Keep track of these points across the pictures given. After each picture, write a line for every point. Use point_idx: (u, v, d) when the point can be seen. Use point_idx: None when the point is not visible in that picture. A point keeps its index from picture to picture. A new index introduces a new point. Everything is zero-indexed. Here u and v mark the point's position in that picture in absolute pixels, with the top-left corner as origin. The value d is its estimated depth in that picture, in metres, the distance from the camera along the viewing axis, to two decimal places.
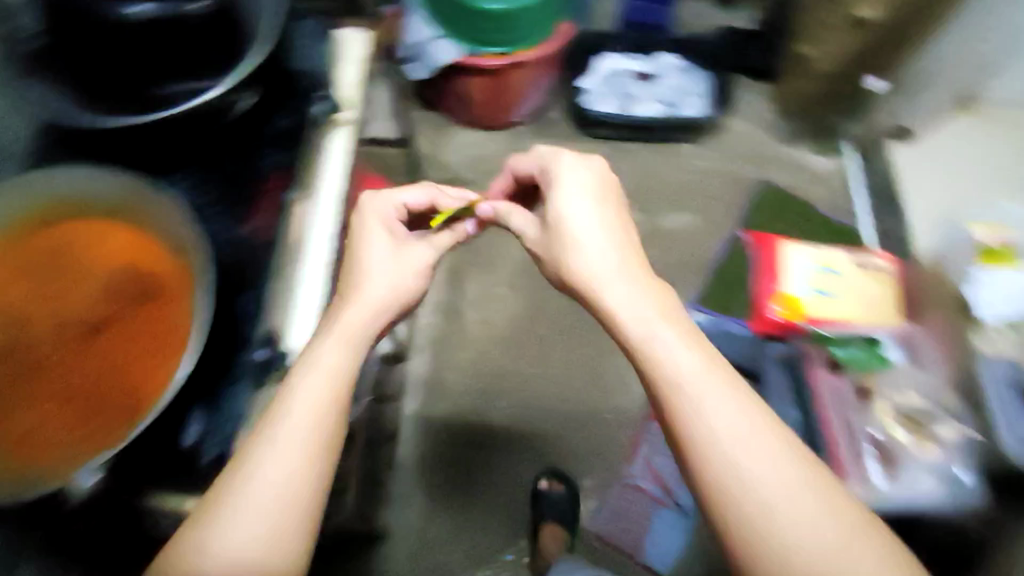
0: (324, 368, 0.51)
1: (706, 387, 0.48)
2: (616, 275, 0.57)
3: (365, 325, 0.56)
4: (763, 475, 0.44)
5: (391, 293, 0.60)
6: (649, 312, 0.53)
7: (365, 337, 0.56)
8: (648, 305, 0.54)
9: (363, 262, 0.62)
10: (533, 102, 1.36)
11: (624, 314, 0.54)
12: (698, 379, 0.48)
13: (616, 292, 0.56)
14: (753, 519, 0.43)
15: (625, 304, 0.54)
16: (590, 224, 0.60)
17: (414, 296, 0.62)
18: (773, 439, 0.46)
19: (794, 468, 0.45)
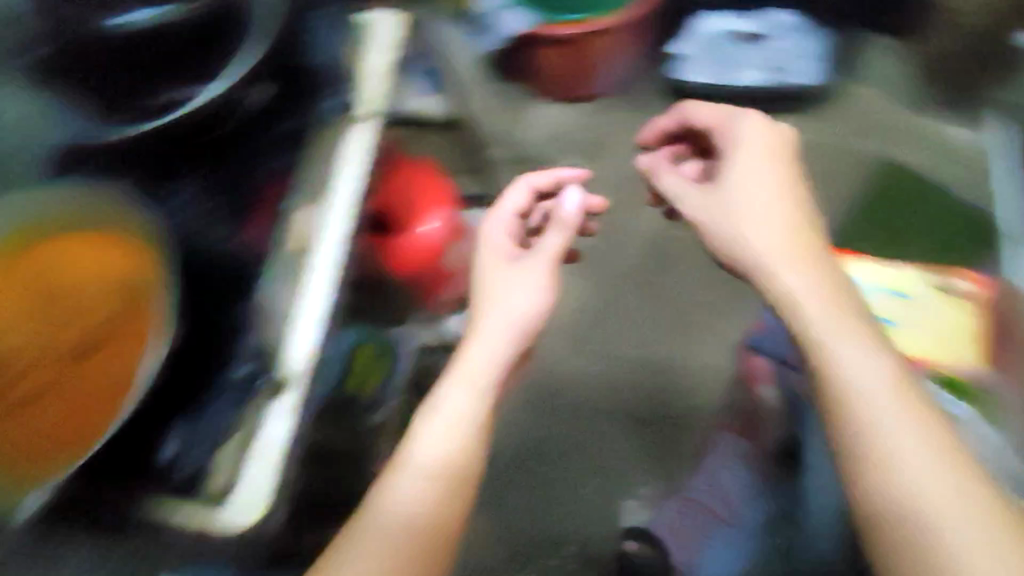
0: (455, 395, 0.46)
1: (848, 349, 0.41)
2: (757, 161, 0.50)
3: (510, 336, 0.50)
4: (894, 417, 0.38)
5: (518, 320, 0.50)
6: (755, 205, 0.48)
7: (504, 365, 0.49)
8: (806, 270, 0.45)
9: (485, 287, 0.53)
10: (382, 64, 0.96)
11: (749, 234, 0.47)
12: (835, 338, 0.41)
13: (735, 163, 0.50)
14: (872, 469, 0.37)
15: (801, 288, 0.44)
16: (726, 142, 0.53)
17: (529, 324, 0.51)
18: (925, 425, 0.38)
19: (938, 447, 0.37)
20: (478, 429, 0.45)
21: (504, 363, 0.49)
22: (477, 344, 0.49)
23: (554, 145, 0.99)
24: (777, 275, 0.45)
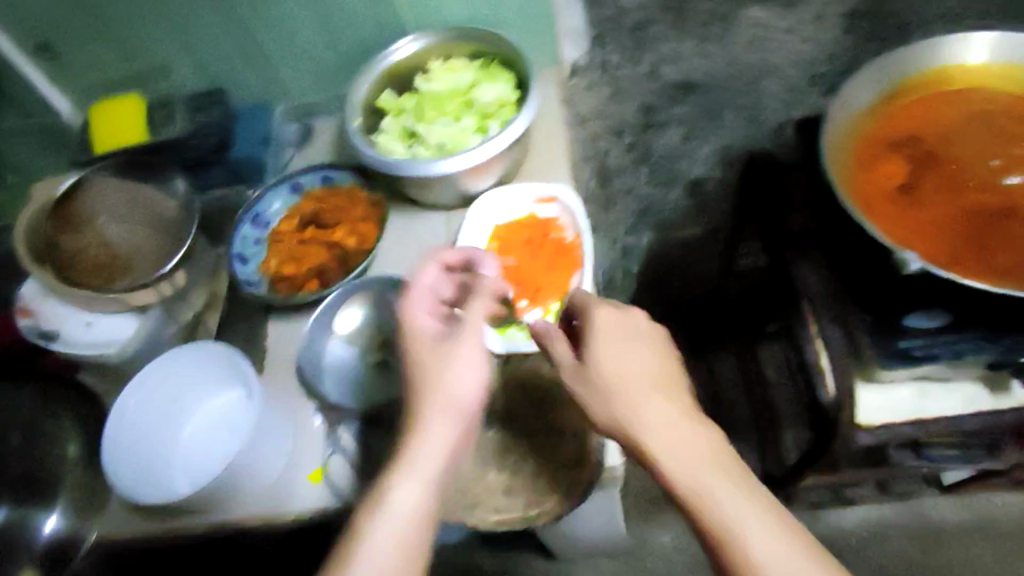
0: (396, 505, 0.59)
1: (733, 509, 0.52)
2: (637, 364, 0.61)
3: (447, 429, 0.63)
4: (768, 547, 0.50)
5: (441, 411, 0.63)
6: (641, 404, 0.59)
7: (452, 436, 0.63)
8: (692, 436, 0.57)
9: (422, 362, 0.66)
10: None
11: (643, 425, 0.58)
12: (695, 468, 0.55)
13: (609, 353, 0.62)
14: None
15: (663, 445, 0.56)
16: (605, 337, 0.62)
17: (443, 437, 0.63)
18: (795, 544, 0.51)
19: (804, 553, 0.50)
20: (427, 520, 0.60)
21: (474, 390, 0.66)
22: (452, 381, 0.65)
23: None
24: (659, 453, 0.56)
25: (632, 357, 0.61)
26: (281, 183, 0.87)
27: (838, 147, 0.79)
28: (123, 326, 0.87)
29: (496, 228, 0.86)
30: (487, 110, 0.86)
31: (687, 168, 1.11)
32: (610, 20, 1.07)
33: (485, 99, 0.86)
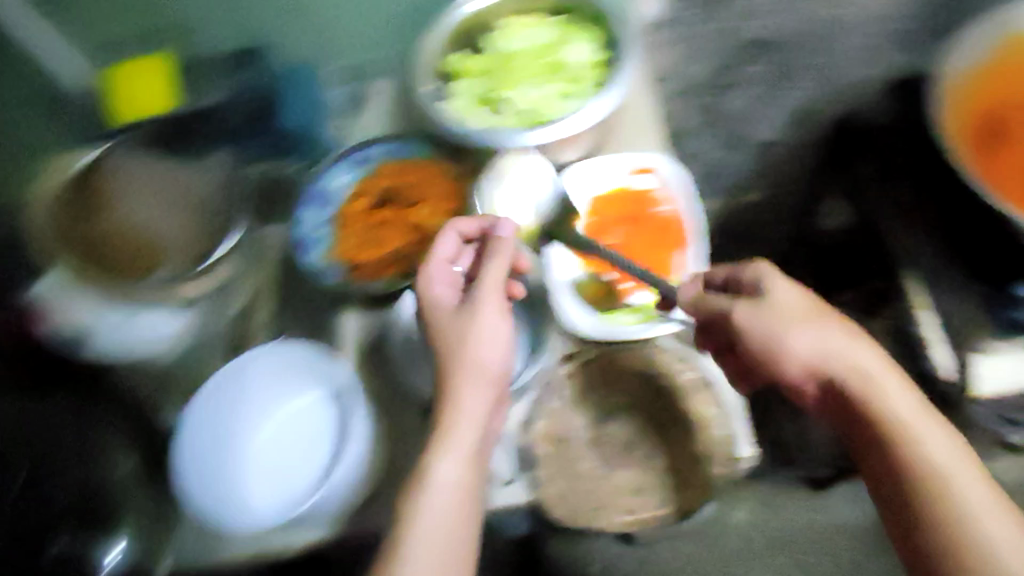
0: (450, 477, 0.55)
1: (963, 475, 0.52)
2: (877, 361, 0.58)
3: (479, 404, 0.59)
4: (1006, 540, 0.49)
5: (477, 412, 0.58)
6: (885, 381, 0.57)
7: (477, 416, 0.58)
8: (907, 397, 0.56)
9: (446, 333, 0.61)
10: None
11: (890, 405, 0.56)
12: (919, 421, 0.55)
13: (778, 294, 0.62)
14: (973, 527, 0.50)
15: (902, 410, 0.56)
16: (817, 328, 0.60)
17: (472, 408, 0.58)
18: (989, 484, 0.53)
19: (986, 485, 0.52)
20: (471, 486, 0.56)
21: (500, 357, 0.61)
22: (478, 348, 0.60)
23: None
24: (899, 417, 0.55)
25: (794, 303, 0.61)
26: (347, 155, 0.78)
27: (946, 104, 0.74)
28: (156, 325, 0.71)
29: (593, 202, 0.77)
30: (585, 66, 0.77)
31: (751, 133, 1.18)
32: None
33: (573, 63, 0.77)
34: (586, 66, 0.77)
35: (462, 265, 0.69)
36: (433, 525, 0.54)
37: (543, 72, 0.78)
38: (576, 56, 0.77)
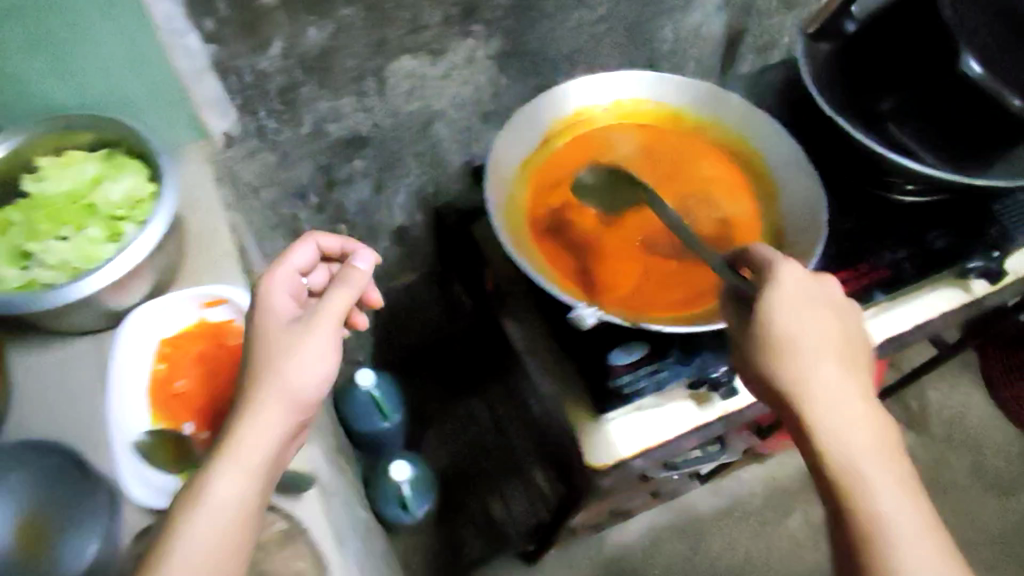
0: (214, 502, 0.61)
1: (883, 475, 0.66)
2: (842, 381, 0.72)
3: (277, 414, 0.67)
4: (908, 519, 0.64)
5: (293, 399, 0.69)
6: (819, 388, 0.71)
7: (285, 414, 0.68)
8: (827, 382, 0.72)
9: (265, 347, 0.71)
10: (857, 21, 0.95)
11: (823, 425, 0.69)
12: (850, 426, 0.69)
13: (787, 281, 0.74)
14: (879, 520, 0.64)
15: (862, 449, 0.68)
16: (825, 301, 0.75)
17: (270, 422, 0.67)
18: (914, 505, 0.65)
19: (920, 512, 0.65)
20: (241, 482, 0.63)
21: (313, 382, 0.71)
22: (293, 369, 0.70)
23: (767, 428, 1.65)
24: (835, 400, 0.71)
25: (809, 317, 0.73)
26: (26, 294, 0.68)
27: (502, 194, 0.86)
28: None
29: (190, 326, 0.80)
30: (113, 216, 0.77)
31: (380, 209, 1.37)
32: (252, 88, 0.96)
33: (118, 196, 0.77)
34: (136, 197, 0.77)
35: (311, 276, 0.94)
36: (193, 553, 0.58)
37: (81, 217, 0.76)
38: (122, 185, 0.78)
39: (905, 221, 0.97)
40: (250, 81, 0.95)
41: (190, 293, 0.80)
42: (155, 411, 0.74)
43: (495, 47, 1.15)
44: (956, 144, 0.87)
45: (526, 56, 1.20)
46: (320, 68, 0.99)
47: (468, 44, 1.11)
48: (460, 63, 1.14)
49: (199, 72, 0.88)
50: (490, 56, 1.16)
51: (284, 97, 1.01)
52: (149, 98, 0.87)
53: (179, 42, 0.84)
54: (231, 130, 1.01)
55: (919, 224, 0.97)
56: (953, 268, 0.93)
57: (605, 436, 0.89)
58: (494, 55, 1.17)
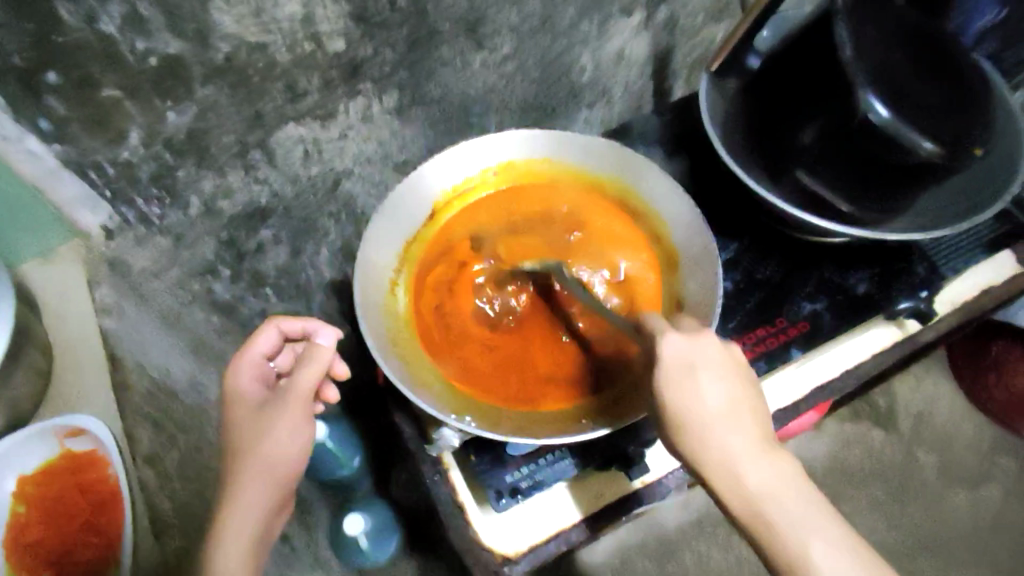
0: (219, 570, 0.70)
1: (810, 533, 0.63)
2: (734, 411, 0.68)
3: (284, 465, 0.77)
4: (819, 550, 0.62)
5: (279, 474, 0.77)
6: (719, 424, 0.67)
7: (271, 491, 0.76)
8: (724, 402, 0.68)
9: (242, 438, 0.77)
10: (761, 57, 0.95)
11: (709, 427, 0.67)
12: (746, 454, 0.67)
13: (666, 360, 0.68)
14: (792, 556, 0.62)
15: (755, 471, 0.66)
16: (711, 368, 0.69)
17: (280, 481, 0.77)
18: (824, 522, 0.64)
19: (835, 536, 0.63)
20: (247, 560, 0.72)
21: (293, 453, 0.78)
22: (271, 447, 0.76)
23: None
24: (750, 481, 0.66)
25: (684, 389, 0.68)
26: None
27: (379, 292, 0.81)
28: None
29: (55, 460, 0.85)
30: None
31: (268, 270, 0.99)
32: (116, 181, 0.83)
33: None
34: None
35: (276, 360, 0.86)
36: None
37: None
38: None
39: (829, 261, 0.97)
40: (114, 174, 0.82)
41: (49, 422, 0.84)
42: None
43: (394, 101, 0.92)
44: (883, 184, 0.81)
45: (433, 104, 0.96)
46: (193, 148, 0.82)
47: (359, 103, 0.89)
48: (357, 122, 0.91)
49: (52, 167, 0.80)
50: (389, 110, 0.93)
51: (157, 184, 0.84)
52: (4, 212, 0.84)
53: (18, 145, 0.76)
54: (110, 224, 0.90)
55: (844, 265, 0.97)
56: (879, 312, 0.94)
57: (515, 524, 0.85)
58: (393, 110, 0.94)
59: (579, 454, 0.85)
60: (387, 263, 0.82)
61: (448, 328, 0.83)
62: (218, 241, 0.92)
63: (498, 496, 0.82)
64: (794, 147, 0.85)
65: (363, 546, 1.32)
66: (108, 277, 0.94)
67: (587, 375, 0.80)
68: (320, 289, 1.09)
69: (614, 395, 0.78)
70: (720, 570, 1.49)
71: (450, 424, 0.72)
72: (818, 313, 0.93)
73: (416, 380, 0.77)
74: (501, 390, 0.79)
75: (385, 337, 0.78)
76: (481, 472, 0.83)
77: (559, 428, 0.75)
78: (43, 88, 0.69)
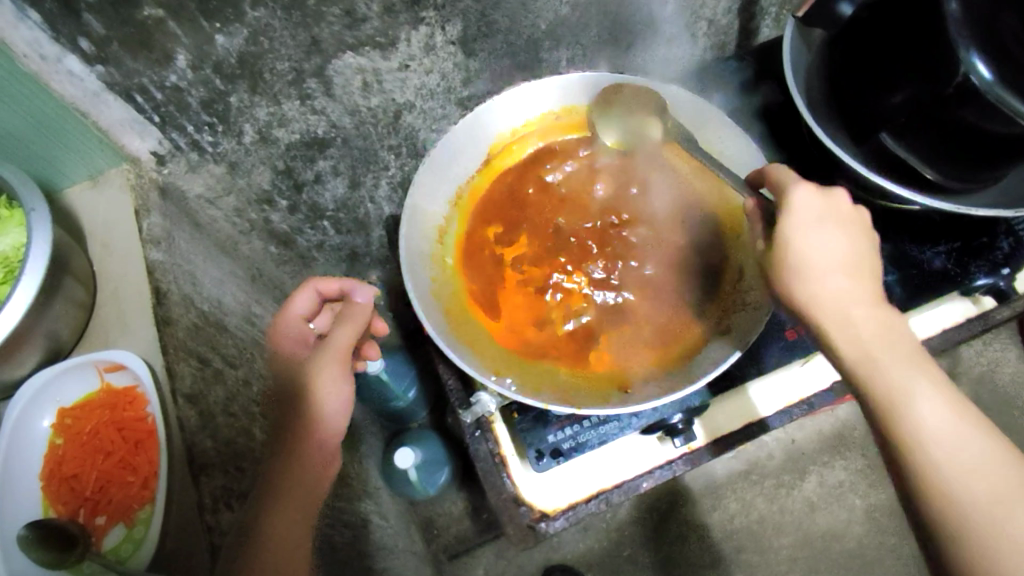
0: (293, 504, 0.69)
1: (914, 382, 0.56)
2: (857, 276, 0.61)
3: (332, 422, 0.75)
4: (942, 423, 0.55)
5: (329, 424, 0.74)
6: (841, 284, 0.60)
7: (321, 441, 0.74)
8: (848, 262, 0.61)
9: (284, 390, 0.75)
10: (855, 3, 0.76)
11: (828, 282, 0.60)
12: (864, 320, 0.59)
13: (792, 216, 0.61)
14: (905, 421, 0.55)
15: (874, 336, 0.59)
16: (838, 224, 0.62)
17: (332, 432, 0.75)
18: (954, 404, 0.56)
19: (965, 419, 0.55)
20: (306, 502, 0.70)
21: (338, 412, 0.75)
22: (317, 402, 0.74)
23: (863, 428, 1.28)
24: (869, 343, 0.58)
25: (809, 237, 0.61)
26: None
27: (420, 246, 0.74)
28: None
29: (98, 390, 0.74)
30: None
31: (321, 203, 0.94)
32: (168, 103, 0.74)
33: None
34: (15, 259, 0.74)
35: (316, 321, 0.85)
36: (279, 543, 0.66)
37: None
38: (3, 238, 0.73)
39: (904, 230, 0.82)
40: (162, 99, 0.73)
41: (85, 355, 0.74)
42: (47, 497, 0.70)
43: (459, 32, 0.82)
44: (966, 153, 0.70)
45: (499, 38, 0.86)
46: (246, 73, 0.74)
47: (422, 33, 0.80)
48: (419, 52, 0.82)
49: (95, 89, 0.71)
50: (453, 42, 0.83)
51: (208, 110, 0.76)
52: (47, 141, 0.75)
53: (57, 65, 0.67)
54: (161, 150, 0.80)
55: (919, 236, 0.82)
56: (954, 289, 0.80)
57: (558, 479, 0.77)
58: (457, 42, 0.84)
59: (630, 417, 0.77)
60: (430, 214, 0.76)
61: (493, 286, 0.76)
62: (272, 175, 0.86)
63: (539, 457, 0.75)
64: (880, 109, 0.73)
65: (414, 479, 1.00)
66: (159, 204, 0.80)
67: (645, 344, 0.72)
68: (378, 226, 1.05)
69: (660, 366, 0.71)
70: (820, 553, 1.21)
71: (491, 385, 0.67)
72: (890, 284, 0.80)
73: (459, 341, 0.71)
74: (546, 355, 0.72)
75: (425, 291, 0.72)
76: (521, 430, 0.77)
77: (603, 398, 0.68)
78: (80, 4, 0.61)
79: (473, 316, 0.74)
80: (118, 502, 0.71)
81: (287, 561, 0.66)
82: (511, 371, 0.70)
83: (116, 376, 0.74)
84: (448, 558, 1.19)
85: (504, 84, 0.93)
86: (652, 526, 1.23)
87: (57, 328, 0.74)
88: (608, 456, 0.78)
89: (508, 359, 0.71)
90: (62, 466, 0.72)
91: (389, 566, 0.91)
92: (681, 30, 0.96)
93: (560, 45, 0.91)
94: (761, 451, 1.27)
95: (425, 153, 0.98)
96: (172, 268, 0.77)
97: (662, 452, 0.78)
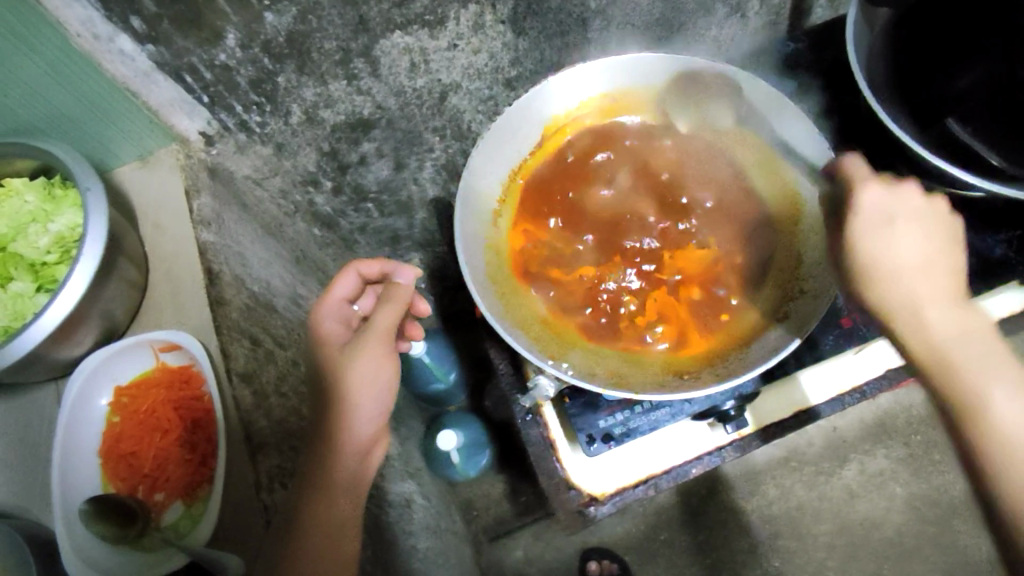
0: (337, 492, 0.68)
1: (986, 373, 0.55)
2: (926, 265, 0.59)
3: (377, 405, 0.74)
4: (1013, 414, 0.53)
5: (376, 407, 0.74)
6: (908, 278, 0.59)
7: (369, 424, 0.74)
8: (918, 251, 0.60)
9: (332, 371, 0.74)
10: None
11: (898, 276, 0.59)
12: (934, 313, 0.58)
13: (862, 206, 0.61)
14: (972, 418, 0.55)
15: (941, 331, 0.58)
16: (909, 215, 0.60)
17: (380, 414, 0.75)
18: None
19: None
20: (352, 490, 0.70)
21: (385, 396, 0.75)
22: (364, 386, 0.73)
23: (903, 415, 1.27)
24: (938, 338, 0.57)
25: (870, 232, 0.60)
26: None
27: (474, 227, 0.74)
28: None
29: (154, 370, 0.76)
30: (42, 262, 0.73)
31: (368, 184, 0.94)
32: (216, 83, 0.74)
33: (44, 238, 0.73)
34: (70, 238, 0.74)
35: (359, 303, 0.85)
36: (322, 530, 0.65)
37: (19, 266, 0.73)
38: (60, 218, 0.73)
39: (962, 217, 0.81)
40: (212, 79, 0.73)
41: (142, 335, 0.75)
42: (106, 473, 0.72)
43: (509, 11, 0.81)
44: None
45: (549, 16, 0.84)
46: (294, 52, 0.73)
47: (471, 12, 0.79)
48: (468, 31, 0.81)
49: (145, 69, 0.71)
50: (503, 21, 0.82)
51: (258, 90, 0.76)
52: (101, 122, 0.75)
53: (108, 45, 0.67)
54: (210, 130, 0.80)
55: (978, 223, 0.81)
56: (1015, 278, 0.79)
57: (608, 464, 0.77)
58: (507, 21, 0.82)
59: (682, 403, 0.76)
60: (484, 198, 0.75)
61: (545, 271, 0.76)
62: (319, 156, 0.86)
63: (590, 441, 0.75)
64: (946, 93, 0.72)
65: (456, 460, 1.01)
66: (208, 184, 0.81)
67: (698, 331, 0.72)
68: (422, 208, 1.04)
69: (714, 352, 0.70)
70: (858, 540, 1.21)
71: (547, 369, 0.66)
72: None
73: (514, 325, 0.70)
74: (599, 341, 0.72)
75: (479, 273, 0.72)
76: (572, 415, 0.76)
77: (659, 383, 0.68)
78: None
79: (525, 300, 0.74)
80: (175, 478, 0.72)
81: (330, 552, 0.66)
82: (566, 357, 0.70)
83: (172, 356, 0.76)
84: (490, 538, 1.21)
85: (551, 65, 0.92)
86: (689, 511, 1.23)
87: (113, 308, 0.75)
88: (657, 442, 0.78)
89: (562, 344, 0.71)
90: (120, 444, 0.73)
91: (434, 547, 0.92)
92: (732, 9, 0.94)
93: (609, 25, 0.89)
94: (800, 438, 1.27)
95: (470, 135, 0.97)
96: (223, 249, 0.78)
97: (711, 438, 0.78)
